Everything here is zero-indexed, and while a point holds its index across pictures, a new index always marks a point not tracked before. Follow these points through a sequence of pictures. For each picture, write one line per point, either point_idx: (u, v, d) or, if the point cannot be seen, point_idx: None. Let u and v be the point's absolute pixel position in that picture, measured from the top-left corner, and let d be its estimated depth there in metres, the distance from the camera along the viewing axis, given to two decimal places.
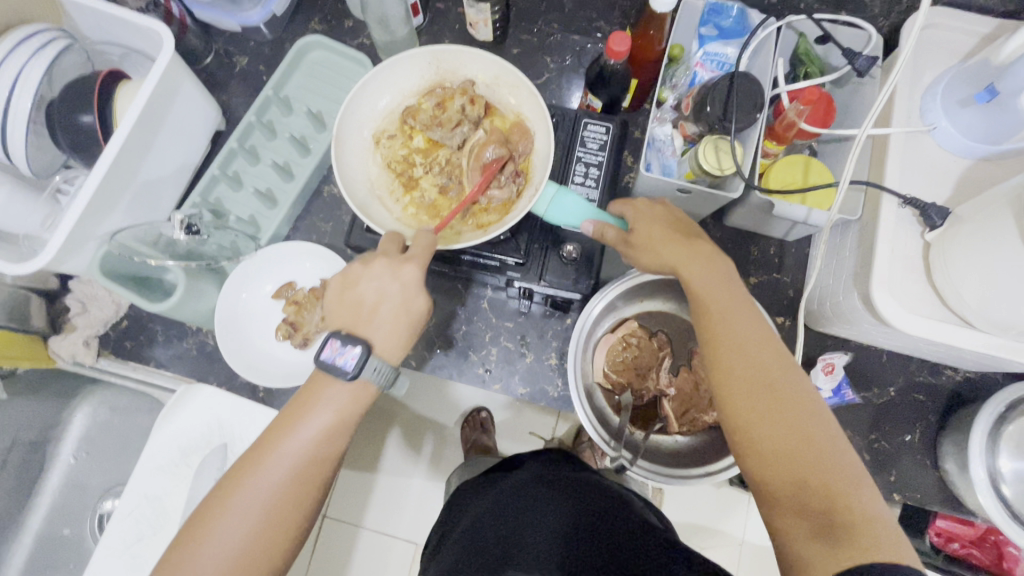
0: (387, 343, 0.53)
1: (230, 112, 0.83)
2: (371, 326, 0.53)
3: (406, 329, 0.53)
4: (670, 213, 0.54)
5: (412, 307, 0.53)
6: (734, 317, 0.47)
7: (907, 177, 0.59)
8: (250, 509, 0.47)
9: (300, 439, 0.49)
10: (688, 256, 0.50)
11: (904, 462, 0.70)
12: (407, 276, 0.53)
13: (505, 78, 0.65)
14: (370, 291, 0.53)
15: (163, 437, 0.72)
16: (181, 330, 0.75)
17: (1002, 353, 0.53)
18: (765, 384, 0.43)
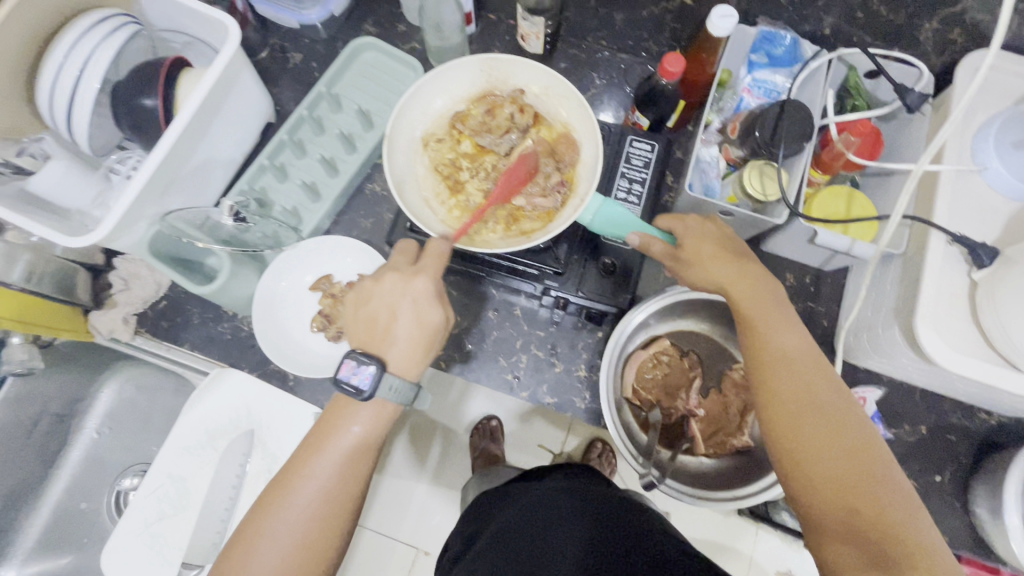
0: (403, 362, 0.52)
1: (280, 105, 0.85)
2: (388, 343, 0.53)
3: (424, 345, 0.53)
4: (721, 232, 0.56)
5: (427, 320, 0.53)
6: (783, 341, 0.49)
7: (956, 215, 0.59)
8: (313, 497, 0.49)
9: (354, 429, 0.51)
10: (739, 278, 0.52)
11: (931, 502, 0.69)
12: (419, 288, 0.53)
13: (556, 89, 0.66)
14: (385, 306, 0.54)
15: (190, 419, 0.72)
16: (217, 314, 0.76)
17: None
18: (814, 408, 0.45)
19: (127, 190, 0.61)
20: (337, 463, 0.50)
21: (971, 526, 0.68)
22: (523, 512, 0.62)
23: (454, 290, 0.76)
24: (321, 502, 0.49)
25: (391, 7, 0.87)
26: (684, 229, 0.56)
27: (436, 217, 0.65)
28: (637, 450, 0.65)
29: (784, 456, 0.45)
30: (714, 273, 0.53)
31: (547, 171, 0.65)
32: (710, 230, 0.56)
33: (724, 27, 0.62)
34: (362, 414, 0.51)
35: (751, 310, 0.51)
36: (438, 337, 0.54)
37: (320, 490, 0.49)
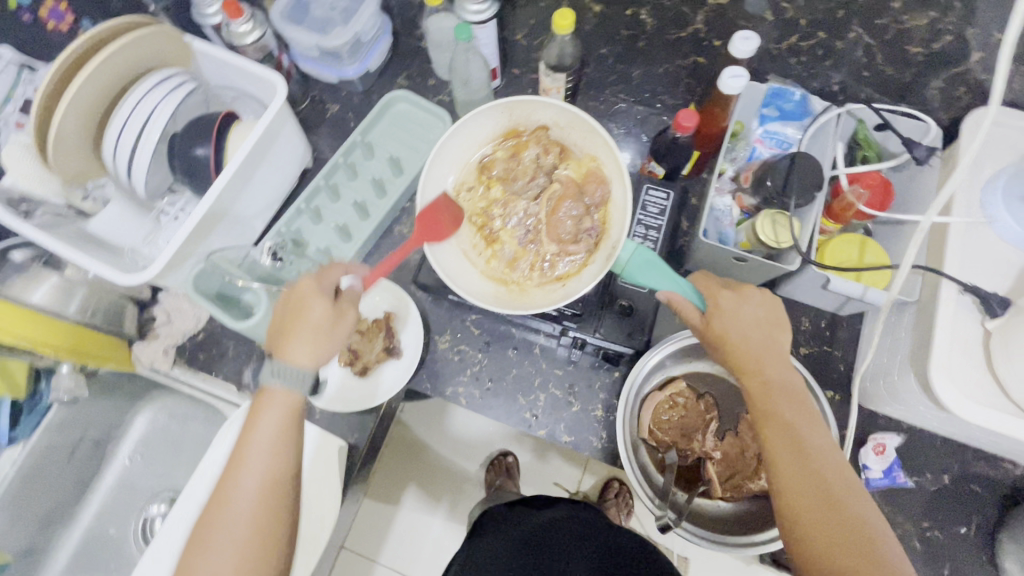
0: (301, 354, 0.58)
1: (317, 151, 0.91)
2: (283, 338, 0.59)
3: (313, 336, 0.58)
4: (756, 315, 0.58)
5: (315, 313, 0.59)
6: (801, 432, 0.52)
7: (968, 266, 0.60)
8: (246, 509, 0.53)
9: (265, 430, 0.56)
10: (760, 363, 0.56)
11: (957, 555, 0.67)
12: (305, 288, 0.60)
13: (580, 125, 0.70)
14: (280, 309, 0.61)
15: (220, 450, 0.74)
16: (251, 347, 0.80)
17: None
18: (826, 502, 0.48)
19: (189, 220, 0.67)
20: (264, 465, 0.54)
21: None
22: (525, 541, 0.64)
23: (475, 328, 0.79)
24: (252, 514, 0.53)
25: (423, 63, 0.94)
26: (720, 305, 0.58)
27: (474, 269, 0.70)
28: (654, 492, 0.66)
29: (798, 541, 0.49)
30: (737, 358, 0.56)
31: (577, 212, 0.69)
32: (747, 309, 0.58)
33: (734, 85, 0.66)
34: (266, 407, 0.57)
35: (769, 401, 0.54)
36: (333, 322, 0.59)
37: (250, 504, 0.53)
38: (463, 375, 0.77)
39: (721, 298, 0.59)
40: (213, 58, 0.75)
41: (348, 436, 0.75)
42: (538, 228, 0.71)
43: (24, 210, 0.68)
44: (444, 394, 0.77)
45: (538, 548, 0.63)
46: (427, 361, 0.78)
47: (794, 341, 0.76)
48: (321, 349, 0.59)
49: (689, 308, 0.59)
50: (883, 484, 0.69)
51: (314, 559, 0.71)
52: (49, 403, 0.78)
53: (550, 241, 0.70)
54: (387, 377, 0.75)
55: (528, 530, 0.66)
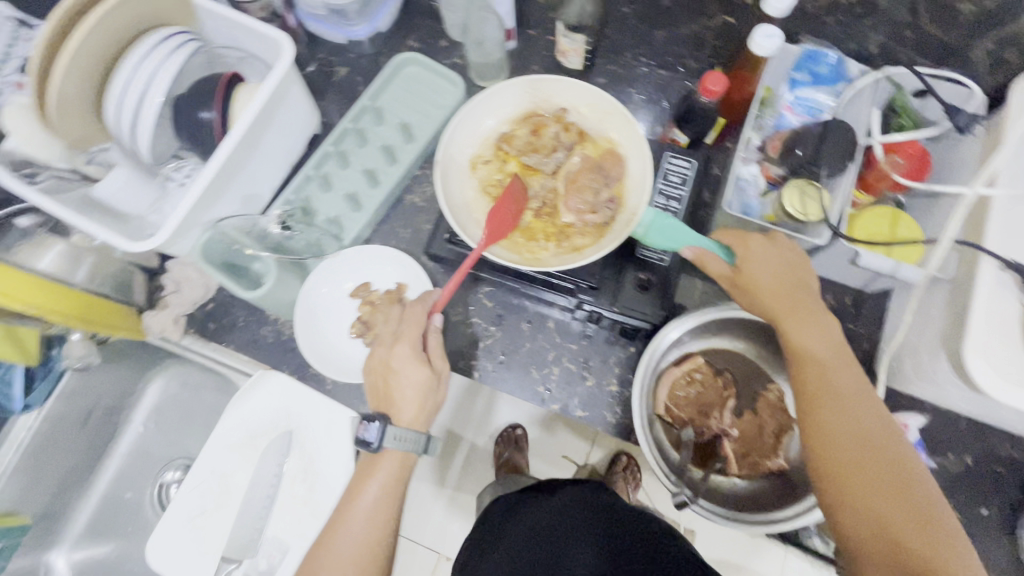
0: (411, 419, 0.61)
1: (325, 117, 0.88)
2: (393, 401, 0.61)
3: (420, 398, 0.61)
4: (783, 258, 0.57)
5: (420, 378, 0.61)
6: (832, 373, 0.51)
7: (1014, 243, 0.56)
8: (363, 524, 0.56)
9: (370, 489, 0.58)
10: (789, 303, 0.55)
11: (977, 537, 0.66)
12: (404, 352, 0.62)
13: (600, 107, 0.69)
14: (379, 372, 0.63)
15: (235, 418, 0.73)
16: (261, 317, 0.78)
17: None
18: (856, 438, 0.48)
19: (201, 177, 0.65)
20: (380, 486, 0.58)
21: (1018, 562, 0.65)
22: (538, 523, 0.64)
23: (488, 301, 0.77)
24: (369, 527, 0.56)
25: (434, 23, 0.90)
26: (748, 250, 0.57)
27: None
28: (669, 468, 0.65)
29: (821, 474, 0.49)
30: (767, 299, 0.55)
31: (596, 187, 0.67)
32: (774, 253, 0.57)
33: (767, 46, 0.61)
34: (381, 470, 0.59)
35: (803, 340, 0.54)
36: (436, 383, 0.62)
37: (367, 513, 0.57)
38: (475, 348, 0.76)
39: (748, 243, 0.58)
40: (217, 15, 0.72)
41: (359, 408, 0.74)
42: (555, 202, 0.69)
43: (27, 174, 0.66)
44: (456, 367, 0.75)
45: (551, 529, 0.63)
46: (438, 334, 0.76)
47: None
48: (422, 407, 0.61)
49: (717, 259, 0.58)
50: None
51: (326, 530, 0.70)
52: (63, 370, 0.78)
53: (566, 212, 0.67)
54: None
55: (543, 512, 0.66)
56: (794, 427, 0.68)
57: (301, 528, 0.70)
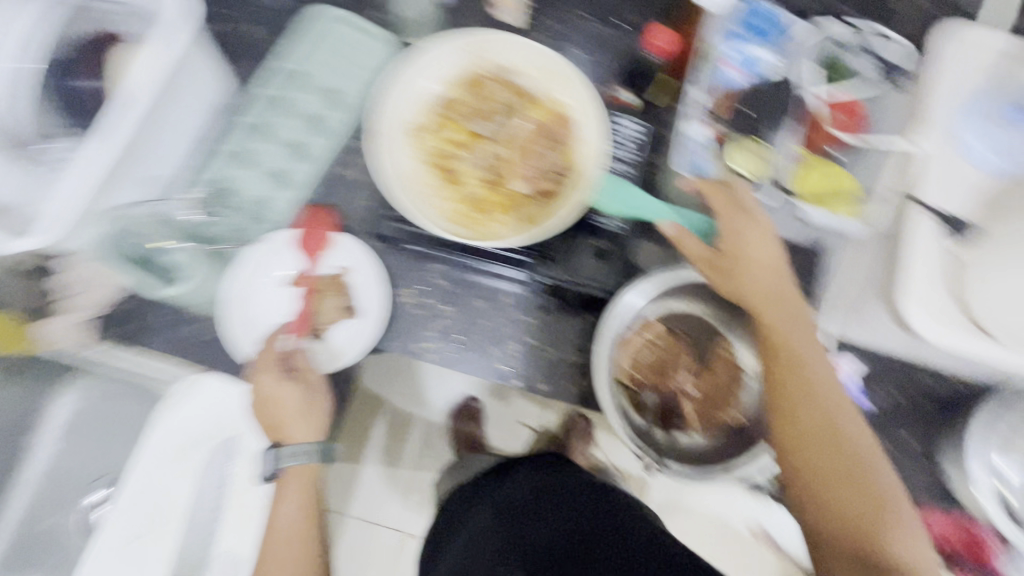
0: (307, 434, 0.65)
1: (234, 80, 0.77)
2: (279, 423, 0.64)
3: (304, 411, 0.65)
4: (764, 249, 0.60)
5: (291, 398, 0.65)
6: (808, 367, 0.57)
7: (940, 191, 0.59)
8: (286, 536, 0.62)
9: (290, 504, 0.63)
10: (771, 302, 0.59)
11: (900, 460, 0.74)
12: (265, 385, 0.64)
13: (547, 65, 0.64)
14: (256, 405, 0.66)
15: (161, 433, 0.65)
16: (185, 315, 0.70)
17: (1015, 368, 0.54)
18: (828, 433, 0.54)
19: (86, 147, 0.54)
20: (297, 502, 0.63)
21: (931, 477, 0.73)
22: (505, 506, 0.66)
23: (440, 278, 0.73)
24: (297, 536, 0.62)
25: None
26: (726, 232, 0.60)
27: (436, 212, 0.63)
28: (635, 431, 0.67)
29: (792, 455, 0.55)
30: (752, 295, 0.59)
31: (547, 153, 0.64)
32: (754, 240, 0.60)
33: None
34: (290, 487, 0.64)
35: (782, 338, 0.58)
36: (314, 396, 0.66)
37: (293, 525, 0.62)
38: (430, 329, 0.72)
39: (727, 224, 0.60)
40: None
41: None
42: (505, 170, 0.64)
43: None
44: (410, 350, 0.72)
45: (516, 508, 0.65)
46: (389, 317, 0.72)
47: None
48: (311, 419, 0.65)
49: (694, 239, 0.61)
50: None
51: None
52: None
53: (518, 181, 0.64)
54: (345, 336, 0.70)
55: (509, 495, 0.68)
56: (749, 381, 0.71)
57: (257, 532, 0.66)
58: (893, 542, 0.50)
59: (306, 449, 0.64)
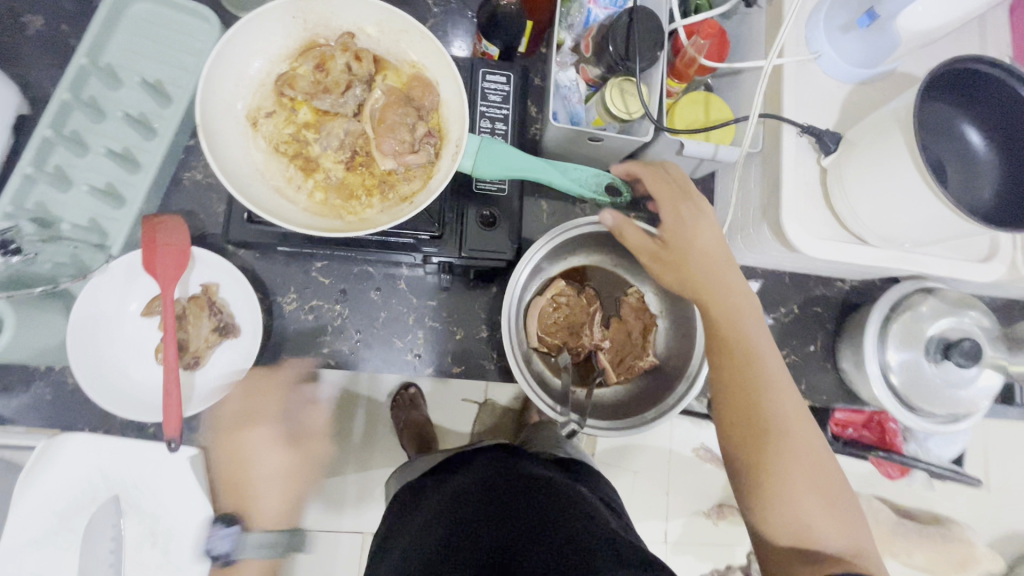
0: (273, 517, 0.58)
1: (30, 89, 0.65)
2: (253, 499, 0.58)
3: (288, 485, 0.59)
4: (708, 233, 0.56)
5: (290, 466, 0.59)
6: (764, 361, 0.52)
7: (801, 107, 0.61)
8: None
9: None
10: (721, 290, 0.55)
11: (811, 369, 0.77)
12: (275, 448, 0.58)
13: (391, 24, 0.57)
14: (228, 461, 0.59)
15: (26, 508, 0.57)
16: (24, 374, 0.60)
17: (878, 264, 0.60)
18: (783, 427, 0.50)
19: None
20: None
21: (840, 380, 0.77)
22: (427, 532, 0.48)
23: (325, 278, 0.67)
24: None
25: None
26: (665, 222, 0.56)
27: (296, 208, 0.56)
28: (555, 399, 0.64)
29: (752, 449, 0.50)
30: (701, 284, 0.55)
31: (410, 122, 0.58)
32: (695, 230, 0.56)
33: None
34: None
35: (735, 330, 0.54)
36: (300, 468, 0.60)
37: None
38: (325, 334, 0.66)
39: (667, 213, 0.56)
40: None
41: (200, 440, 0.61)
42: (367, 147, 0.59)
43: None
44: (307, 360, 0.65)
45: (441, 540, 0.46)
46: (276, 330, 0.65)
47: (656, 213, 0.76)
48: (288, 497, 0.59)
49: (635, 227, 0.57)
50: None
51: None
52: None
53: (383, 158, 0.58)
54: (228, 359, 0.62)
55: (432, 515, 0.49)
56: (657, 323, 0.71)
57: None
58: (838, 532, 0.48)
59: (274, 540, 0.57)
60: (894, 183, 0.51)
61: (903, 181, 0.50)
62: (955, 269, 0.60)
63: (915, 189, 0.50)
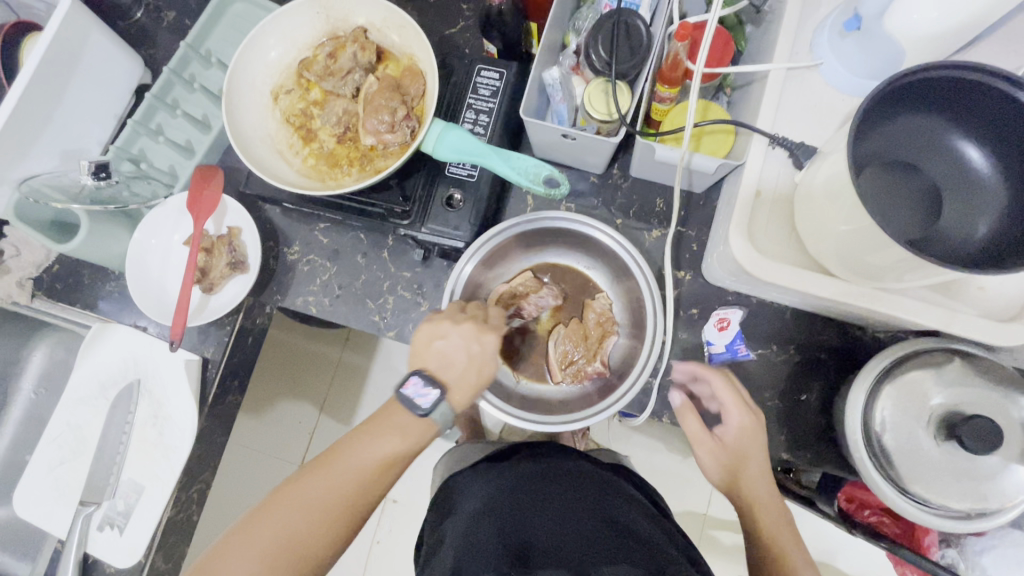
0: (460, 400, 0.59)
1: (155, 65, 0.85)
2: (451, 378, 0.59)
3: (476, 386, 0.60)
4: (760, 445, 0.58)
5: (487, 370, 0.60)
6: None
7: (786, 119, 0.55)
8: (344, 482, 0.53)
9: (369, 451, 0.54)
10: (761, 501, 0.57)
11: (802, 421, 0.67)
12: (488, 341, 0.61)
13: (394, 21, 0.67)
14: (458, 347, 0.60)
15: (83, 372, 0.76)
16: (105, 274, 0.79)
17: (856, 302, 0.52)
18: None
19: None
20: (390, 442, 0.55)
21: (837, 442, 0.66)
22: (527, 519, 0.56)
23: (325, 238, 0.77)
24: (361, 475, 0.53)
25: None
26: (726, 422, 0.60)
27: (291, 168, 0.67)
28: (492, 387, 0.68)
29: None
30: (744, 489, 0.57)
31: (393, 106, 0.65)
32: (756, 439, 0.58)
33: None
34: (382, 436, 0.55)
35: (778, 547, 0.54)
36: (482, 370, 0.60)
37: (344, 481, 0.53)
38: (314, 285, 0.76)
39: (736, 420, 0.59)
40: None
41: (202, 351, 0.74)
42: (357, 125, 0.68)
43: None
44: (295, 305, 0.76)
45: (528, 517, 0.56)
46: (277, 273, 0.77)
47: (648, 224, 0.74)
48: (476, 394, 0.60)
49: (697, 417, 0.61)
50: (725, 359, 0.67)
51: (180, 469, 0.72)
52: None
53: (366, 135, 0.66)
54: (232, 288, 0.74)
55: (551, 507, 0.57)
56: (617, 334, 0.70)
57: (152, 468, 0.72)
58: None
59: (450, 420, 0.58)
60: (843, 207, 0.45)
61: (846, 204, 0.45)
62: (952, 320, 0.50)
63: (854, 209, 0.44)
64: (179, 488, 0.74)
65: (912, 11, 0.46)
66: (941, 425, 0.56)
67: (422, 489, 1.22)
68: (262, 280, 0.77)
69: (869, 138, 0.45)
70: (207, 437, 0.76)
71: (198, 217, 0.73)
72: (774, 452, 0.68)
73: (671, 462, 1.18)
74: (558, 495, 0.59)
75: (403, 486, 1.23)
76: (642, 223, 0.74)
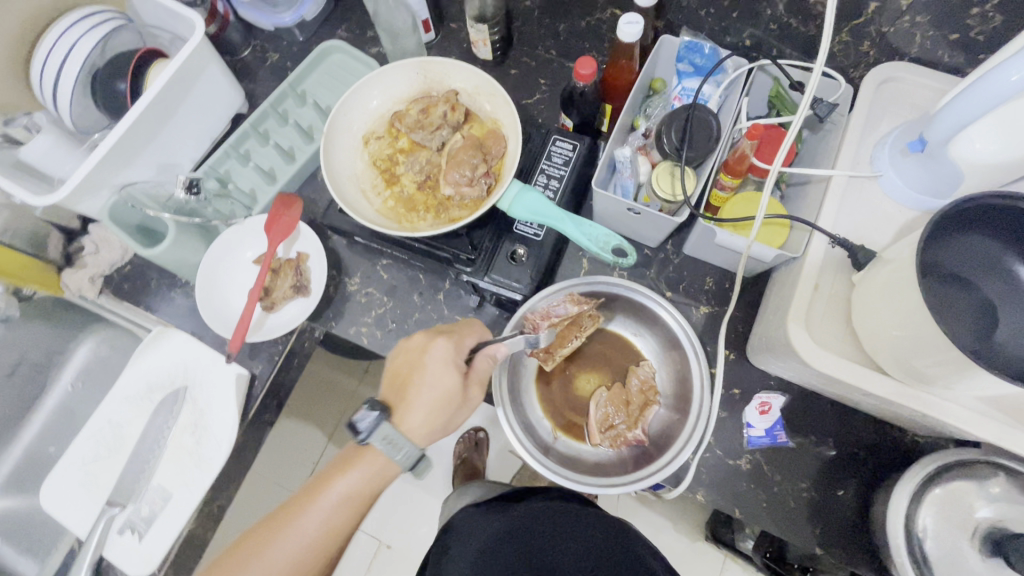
0: (415, 424, 0.64)
1: (253, 98, 0.93)
2: (405, 397, 0.65)
3: (434, 403, 0.63)
4: None
5: (440, 384, 0.63)
6: None
7: (843, 220, 0.60)
8: (327, 509, 0.62)
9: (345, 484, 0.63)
10: None
11: (836, 516, 0.67)
12: (437, 350, 0.64)
13: (485, 89, 0.74)
14: (409, 363, 0.65)
15: (134, 371, 0.78)
16: (173, 280, 0.83)
17: (904, 402, 0.53)
18: None
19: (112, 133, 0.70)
20: (365, 477, 0.63)
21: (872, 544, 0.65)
22: (550, 547, 0.58)
23: (385, 273, 0.81)
24: (341, 506, 0.63)
25: (364, 16, 0.96)
26: None
27: (371, 207, 0.72)
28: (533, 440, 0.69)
29: None
30: None
31: (475, 162, 0.71)
32: None
33: (633, 32, 0.65)
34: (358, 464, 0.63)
35: None
36: (439, 390, 0.63)
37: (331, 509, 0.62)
38: (368, 316, 0.79)
39: None
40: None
41: (253, 367, 0.76)
42: (438, 175, 0.74)
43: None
44: (347, 333, 0.79)
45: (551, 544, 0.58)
46: (335, 301, 0.80)
47: (696, 299, 0.77)
48: (432, 418, 0.64)
49: None
50: (763, 443, 0.69)
51: (211, 480, 0.73)
52: None
53: (446, 186, 0.71)
54: (291, 310, 0.77)
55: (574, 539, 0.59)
56: (659, 404, 0.71)
57: (184, 476, 0.73)
58: None
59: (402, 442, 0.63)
60: (898, 308, 0.48)
61: (899, 308, 0.48)
62: (1005, 435, 0.51)
63: (907, 308, 0.47)
64: (204, 501, 0.74)
65: (977, 142, 0.50)
66: (985, 538, 0.56)
67: (423, 536, 1.19)
68: (319, 306, 0.80)
69: (929, 247, 0.48)
70: (239, 452, 0.77)
71: (274, 242, 0.76)
72: (806, 545, 0.67)
73: (681, 543, 1.15)
74: (562, 533, 0.60)
75: (404, 531, 1.20)
76: (690, 298, 0.77)
